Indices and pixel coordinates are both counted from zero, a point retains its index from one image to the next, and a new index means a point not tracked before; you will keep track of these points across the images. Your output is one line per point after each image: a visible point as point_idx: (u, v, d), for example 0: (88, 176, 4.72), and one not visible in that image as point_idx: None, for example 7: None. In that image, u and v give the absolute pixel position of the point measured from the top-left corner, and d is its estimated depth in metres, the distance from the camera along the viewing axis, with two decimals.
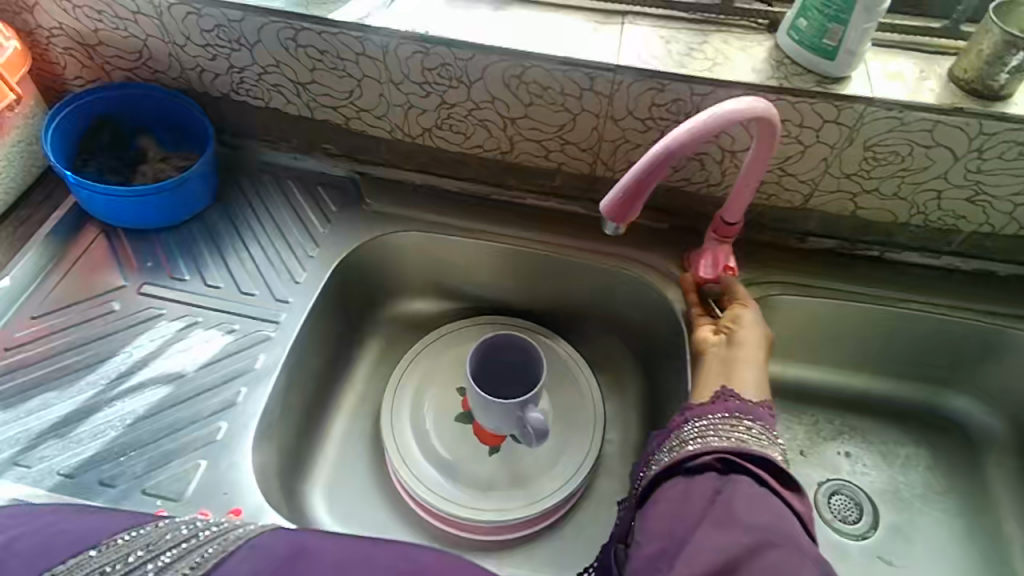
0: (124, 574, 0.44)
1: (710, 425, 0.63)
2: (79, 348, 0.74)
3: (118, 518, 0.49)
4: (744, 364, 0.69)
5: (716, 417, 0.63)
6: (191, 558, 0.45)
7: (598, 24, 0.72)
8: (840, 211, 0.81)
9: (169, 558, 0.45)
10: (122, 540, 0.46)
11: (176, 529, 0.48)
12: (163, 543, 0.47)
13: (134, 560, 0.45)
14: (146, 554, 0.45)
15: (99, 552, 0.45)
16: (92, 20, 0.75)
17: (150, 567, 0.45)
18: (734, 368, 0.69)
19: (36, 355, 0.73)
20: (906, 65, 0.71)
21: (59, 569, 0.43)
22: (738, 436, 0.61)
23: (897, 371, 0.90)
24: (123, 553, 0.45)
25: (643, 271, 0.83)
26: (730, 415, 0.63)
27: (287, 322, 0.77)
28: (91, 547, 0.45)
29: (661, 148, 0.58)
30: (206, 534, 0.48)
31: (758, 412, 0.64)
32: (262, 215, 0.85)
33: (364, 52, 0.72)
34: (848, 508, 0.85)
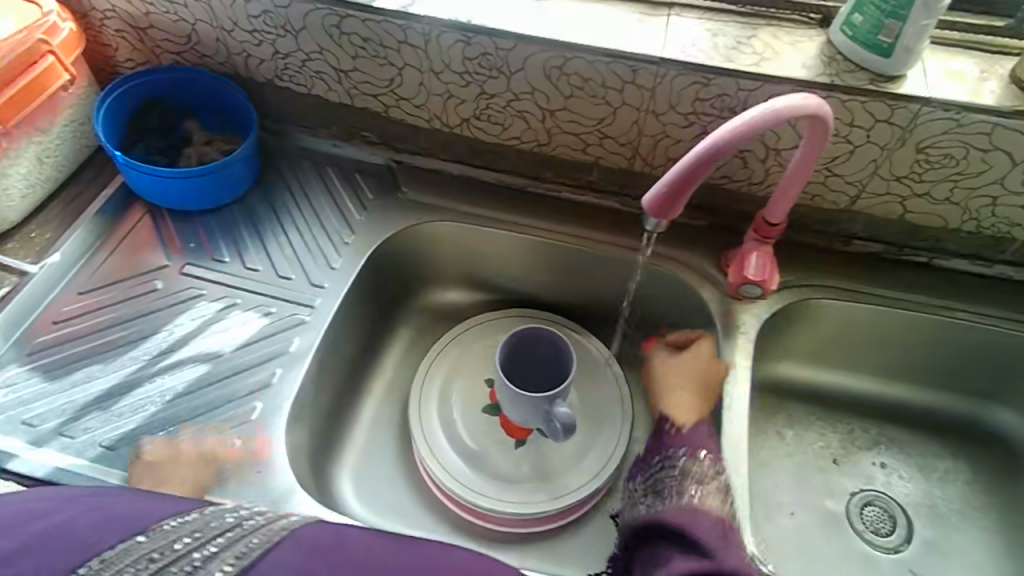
0: (171, 560, 0.44)
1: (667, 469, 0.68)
2: (124, 324, 0.76)
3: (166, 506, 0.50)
4: (677, 393, 0.75)
5: (668, 458, 0.69)
6: (237, 547, 0.46)
7: (644, 16, 0.71)
8: (887, 214, 0.79)
9: (215, 548, 0.46)
10: (168, 527, 0.47)
11: (220, 518, 0.49)
12: (208, 531, 0.47)
13: (181, 548, 0.45)
14: (194, 542, 0.46)
15: (148, 538, 0.46)
16: (144, 3, 0.76)
17: (197, 556, 0.45)
18: (666, 393, 0.75)
19: (83, 330, 0.75)
20: (966, 64, 0.68)
21: (107, 554, 0.44)
22: (682, 478, 0.66)
23: (938, 382, 0.87)
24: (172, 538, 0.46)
25: (679, 269, 0.81)
26: (682, 456, 0.68)
27: (321, 307, 0.78)
28: (139, 534, 0.46)
29: (706, 149, 0.55)
30: (248, 525, 0.49)
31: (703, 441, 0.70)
32: (300, 201, 0.86)
33: (406, 41, 0.72)
34: (881, 520, 0.82)
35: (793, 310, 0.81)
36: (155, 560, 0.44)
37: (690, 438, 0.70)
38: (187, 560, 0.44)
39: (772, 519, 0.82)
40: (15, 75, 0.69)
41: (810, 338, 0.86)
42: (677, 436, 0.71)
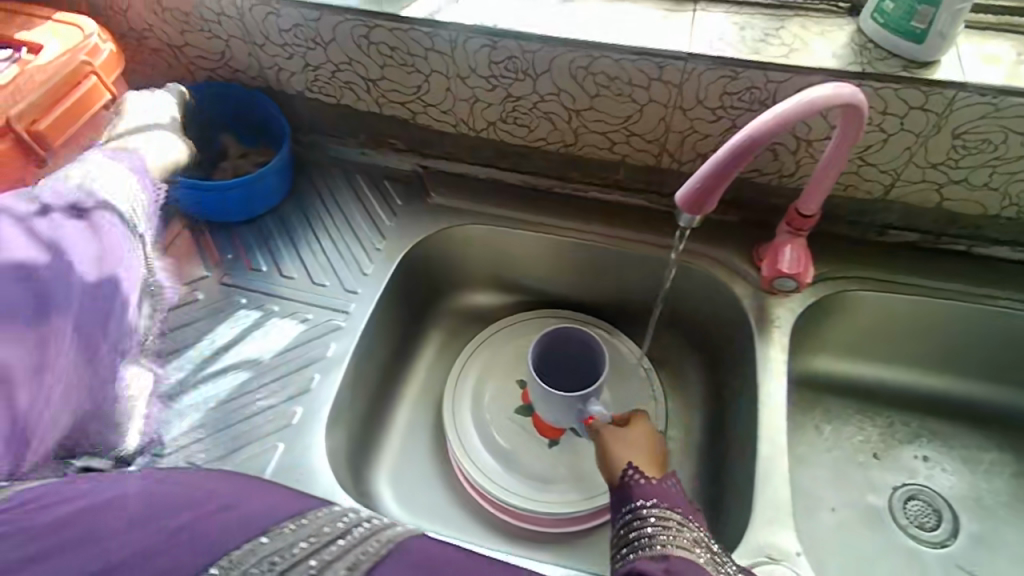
0: (289, 569, 0.40)
1: (646, 531, 0.56)
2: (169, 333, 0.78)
3: (295, 500, 0.46)
4: (634, 451, 0.67)
5: (646, 512, 0.57)
6: (348, 559, 0.42)
7: (669, 12, 0.71)
8: (923, 202, 0.77)
9: (327, 558, 0.41)
10: (288, 529, 0.42)
11: (332, 522, 0.45)
12: (322, 537, 0.43)
13: (299, 553, 0.41)
14: (309, 548, 0.42)
15: (269, 539, 0.41)
16: (179, 22, 0.79)
17: (312, 565, 0.41)
18: (624, 452, 0.66)
19: None
20: (1002, 46, 0.67)
21: (235, 553, 0.39)
22: (662, 531, 0.55)
23: (981, 373, 0.85)
24: (290, 544, 0.41)
25: (711, 265, 0.81)
26: (656, 505, 0.58)
27: (356, 312, 0.80)
28: (260, 534, 0.41)
29: (741, 141, 0.55)
30: (359, 531, 0.45)
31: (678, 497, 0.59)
32: (332, 209, 0.87)
33: (433, 48, 0.73)
34: (926, 514, 0.81)
35: (828, 303, 0.80)
36: (279, 564, 0.40)
37: (660, 489, 0.60)
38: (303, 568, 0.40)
39: (812, 515, 0.81)
40: (60, 96, 0.71)
41: (845, 330, 0.84)
42: (642, 488, 0.60)
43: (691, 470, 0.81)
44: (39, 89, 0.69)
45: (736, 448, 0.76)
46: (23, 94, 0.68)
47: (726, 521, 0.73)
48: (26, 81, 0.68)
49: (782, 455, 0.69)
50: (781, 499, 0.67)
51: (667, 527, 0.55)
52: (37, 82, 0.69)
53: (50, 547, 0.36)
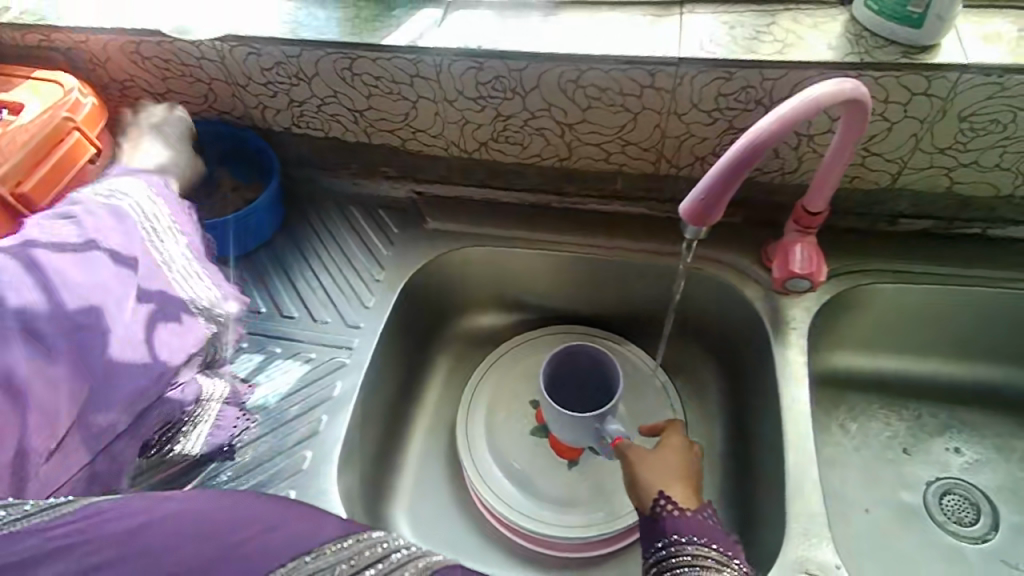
0: None
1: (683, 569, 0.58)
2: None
3: (325, 523, 0.46)
4: (667, 473, 0.66)
5: (683, 547, 0.59)
6: None
7: (655, 17, 0.69)
8: (932, 188, 0.75)
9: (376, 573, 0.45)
10: (330, 550, 0.44)
11: (373, 546, 0.47)
12: (361, 559, 0.45)
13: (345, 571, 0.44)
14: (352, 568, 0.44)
15: (312, 558, 0.43)
16: (159, 69, 0.77)
17: None
18: (657, 474, 0.66)
19: None
20: (1003, 24, 0.65)
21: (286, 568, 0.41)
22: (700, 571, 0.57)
23: (1008, 357, 0.82)
24: (332, 564, 0.43)
25: (721, 270, 0.79)
26: (693, 541, 0.59)
27: (360, 347, 0.78)
28: (305, 552, 0.43)
29: (744, 147, 0.53)
30: (397, 558, 0.47)
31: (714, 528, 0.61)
32: (327, 243, 0.85)
33: (418, 74, 0.72)
34: (964, 509, 0.78)
35: (845, 298, 0.78)
36: None
37: (697, 522, 0.61)
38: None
39: (846, 518, 0.78)
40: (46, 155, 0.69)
41: (864, 324, 0.82)
42: (677, 521, 0.61)
43: (717, 480, 0.79)
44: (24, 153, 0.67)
45: (762, 456, 0.73)
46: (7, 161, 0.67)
47: (758, 533, 0.70)
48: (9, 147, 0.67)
49: (812, 465, 0.66)
50: (815, 508, 0.64)
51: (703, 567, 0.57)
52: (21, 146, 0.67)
53: (116, 557, 0.38)
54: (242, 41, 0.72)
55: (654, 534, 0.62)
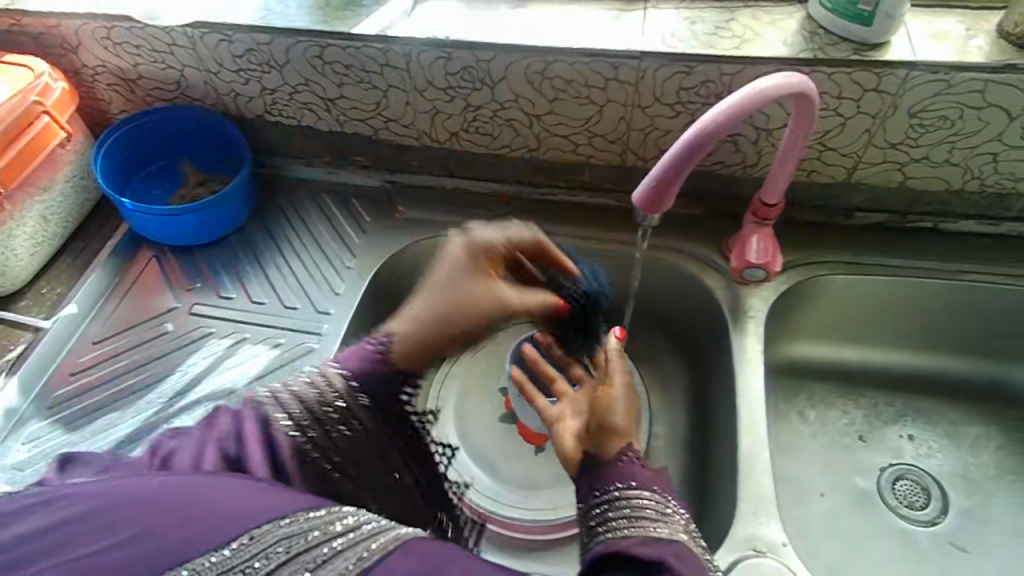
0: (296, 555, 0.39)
1: (619, 509, 0.50)
2: (156, 361, 0.75)
3: (292, 497, 0.43)
4: (623, 412, 0.57)
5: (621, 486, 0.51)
6: (355, 552, 0.40)
7: (620, 11, 0.71)
8: (887, 183, 0.78)
9: (337, 546, 0.40)
10: (303, 516, 0.41)
11: (344, 518, 0.42)
12: (327, 527, 0.41)
13: (312, 539, 0.40)
14: (320, 536, 0.40)
15: (287, 522, 0.40)
16: (132, 55, 0.77)
17: (320, 553, 0.39)
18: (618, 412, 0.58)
19: (89, 383, 0.73)
20: (952, 23, 0.67)
21: (256, 531, 0.39)
22: (633, 516, 0.49)
23: (960, 347, 0.86)
24: (304, 531, 0.40)
25: (684, 261, 0.81)
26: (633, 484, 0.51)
27: (329, 334, 0.77)
28: (282, 516, 0.40)
29: (693, 135, 0.55)
30: (367, 529, 0.42)
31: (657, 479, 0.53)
32: (298, 229, 0.85)
33: (388, 63, 0.73)
34: (915, 493, 0.81)
35: (802, 289, 0.81)
36: (285, 550, 0.39)
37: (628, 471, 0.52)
38: (316, 554, 0.39)
39: (801, 501, 0.81)
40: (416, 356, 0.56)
41: (821, 316, 0.85)
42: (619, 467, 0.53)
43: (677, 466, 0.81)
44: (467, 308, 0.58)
45: (719, 441, 0.75)
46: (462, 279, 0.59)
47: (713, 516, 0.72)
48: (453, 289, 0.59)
49: (762, 448, 0.69)
50: (765, 491, 0.66)
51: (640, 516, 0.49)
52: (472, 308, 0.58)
53: (80, 513, 0.38)
54: (213, 27, 0.72)
55: (594, 477, 0.53)
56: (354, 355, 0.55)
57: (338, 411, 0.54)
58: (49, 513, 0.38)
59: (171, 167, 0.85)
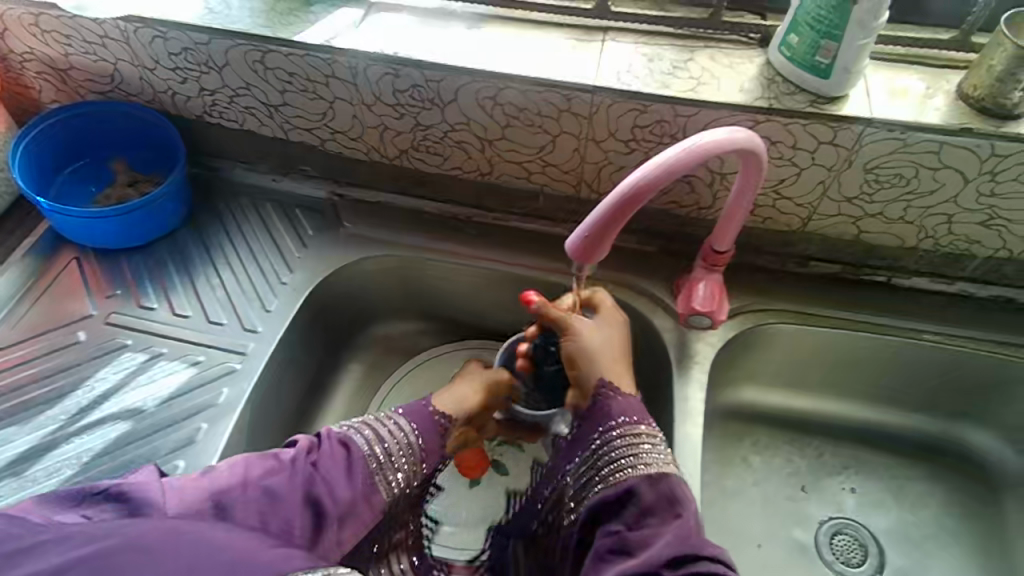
0: None
1: (616, 446, 0.59)
2: (64, 372, 0.72)
3: (288, 557, 0.46)
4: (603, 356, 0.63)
5: (618, 427, 0.59)
6: None
7: (577, 41, 0.68)
8: (842, 235, 0.76)
9: None
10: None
11: None
12: None
13: None
14: None
15: None
16: (62, 45, 0.73)
17: None
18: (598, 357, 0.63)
19: None
20: (913, 80, 0.66)
21: None
22: (625, 458, 0.58)
23: (908, 404, 0.84)
24: None
25: (632, 298, 0.79)
26: (631, 423, 0.60)
27: (254, 353, 0.73)
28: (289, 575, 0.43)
29: (627, 189, 0.53)
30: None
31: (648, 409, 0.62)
32: (235, 239, 0.81)
33: (334, 75, 0.69)
34: (852, 549, 0.79)
35: (750, 335, 0.78)
36: None
37: (621, 407, 0.61)
38: None
39: (737, 554, 0.78)
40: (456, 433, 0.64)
41: (770, 363, 0.83)
42: (610, 407, 0.61)
43: None
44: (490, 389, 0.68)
45: None
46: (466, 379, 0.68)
47: None
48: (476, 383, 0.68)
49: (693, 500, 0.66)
50: None
51: (634, 459, 0.58)
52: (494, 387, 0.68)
53: (78, 557, 0.38)
54: (147, 23, 0.69)
55: (589, 423, 0.61)
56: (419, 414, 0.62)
57: (402, 455, 0.59)
58: (63, 551, 0.39)
59: (97, 166, 0.81)
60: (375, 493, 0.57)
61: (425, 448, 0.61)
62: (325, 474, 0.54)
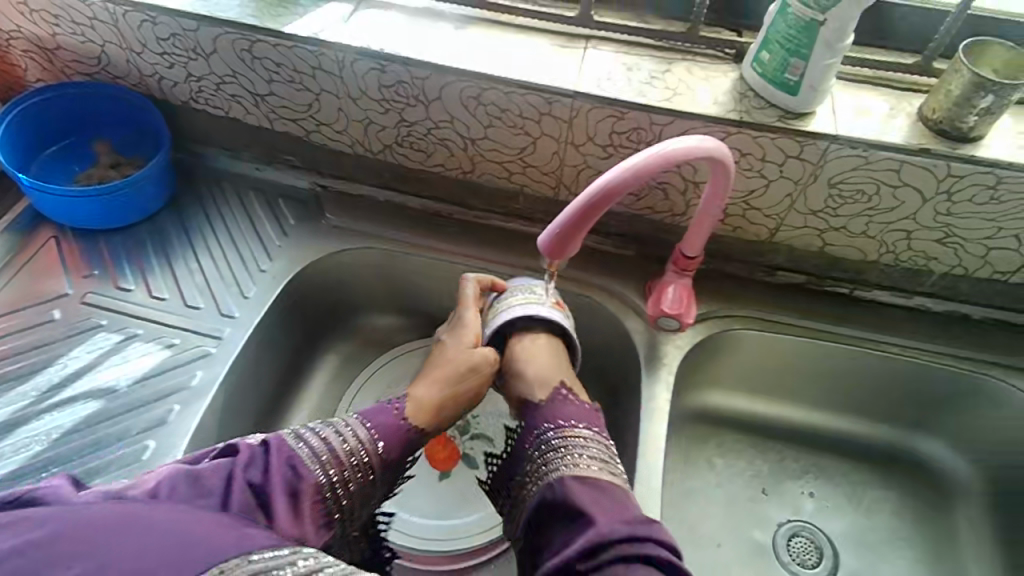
0: None
1: (547, 444, 0.62)
2: (37, 349, 0.72)
3: (254, 534, 0.45)
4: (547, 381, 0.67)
5: (552, 427, 0.63)
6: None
7: (560, 47, 0.71)
8: (808, 247, 0.79)
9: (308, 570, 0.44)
10: (259, 556, 0.42)
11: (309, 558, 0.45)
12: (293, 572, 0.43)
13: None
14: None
15: (258, 557, 0.42)
16: (50, 24, 0.74)
17: None
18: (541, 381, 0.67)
19: None
20: (878, 101, 0.69)
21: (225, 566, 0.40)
22: (553, 455, 0.61)
23: (867, 413, 0.87)
24: (271, 569, 0.42)
25: (605, 299, 0.81)
26: (563, 423, 0.63)
27: (230, 338, 0.74)
28: (249, 552, 0.42)
29: (596, 192, 0.55)
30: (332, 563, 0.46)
31: (583, 413, 0.65)
32: (216, 225, 0.82)
33: (320, 67, 0.71)
34: (808, 552, 0.81)
35: (718, 340, 0.81)
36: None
37: (554, 411, 0.65)
38: None
39: (697, 552, 0.80)
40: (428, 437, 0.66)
41: (737, 368, 0.85)
42: (540, 412, 0.65)
43: None
44: (475, 378, 0.68)
45: None
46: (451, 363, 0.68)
47: None
48: (461, 372, 0.67)
49: (654, 495, 0.68)
50: None
51: (562, 454, 0.61)
52: (481, 376, 0.68)
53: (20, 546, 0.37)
54: (136, 7, 0.69)
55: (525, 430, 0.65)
56: (384, 418, 0.63)
57: (358, 466, 0.59)
58: (7, 538, 0.38)
59: (82, 145, 0.82)
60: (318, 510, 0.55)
61: (385, 458, 0.61)
62: (267, 492, 0.52)
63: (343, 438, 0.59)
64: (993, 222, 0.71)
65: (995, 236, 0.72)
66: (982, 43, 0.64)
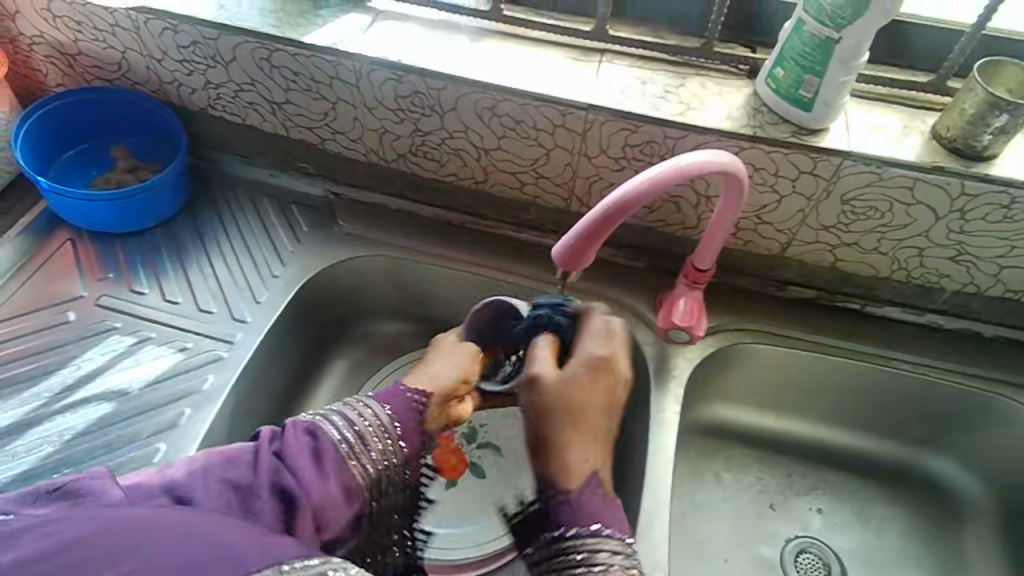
0: None
1: (577, 560, 0.50)
2: (51, 351, 0.73)
3: (281, 542, 0.44)
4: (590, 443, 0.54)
5: (580, 534, 0.51)
6: None
7: (575, 61, 0.71)
8: (819, 262, 0.79)
9: None
10: (289, 568, 0.42)
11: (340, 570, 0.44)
12: None
13: None
14: None
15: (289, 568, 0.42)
16: (72, 30, 0.75)
17: None
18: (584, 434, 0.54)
19: None
20: (891, 119, 0.69)
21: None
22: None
23: (877, 430, 0.86)
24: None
25: (615, 311, 0.81)
26: (596, 530, 0.51)
27: (242, 343, 0.74)
28: (279, 563, 0.41)
29: (611, 204, 0.55)
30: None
31: (614, 510, 0.52)
32: (229, 231, 0.83)
33: (338, 77, 0.71)
34: (816, 569, 0.80)
35: (727, 353, 0.81)
36: None
37: (581, 511, 0.51)
38: None
39: (704, 567, 0.80)
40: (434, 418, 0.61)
41: (746, 382, 0.85)
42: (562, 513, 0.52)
43: None
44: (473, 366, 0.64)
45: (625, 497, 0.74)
46: (469, 345, 0.66)
47: None
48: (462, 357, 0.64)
49: (661, 509, 0.68)
50: (657, 555, 0.66)
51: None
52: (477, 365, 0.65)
53: (53, 549, 0.36)
54: (158, 15, 0.70)
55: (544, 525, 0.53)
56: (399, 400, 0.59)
57: (386, 439, 0.57)
58: (35, 540, 0.36)
59: (99, 150, 0.83)
60: (353, 479, 0.54)
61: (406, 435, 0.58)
62: (294, 464, 0.51)
63: (362, 414, 0.57)
64: (1007, 241, 0.70)
65: (1008, 255, 0.72)
66: (996, 63, 0.64)
